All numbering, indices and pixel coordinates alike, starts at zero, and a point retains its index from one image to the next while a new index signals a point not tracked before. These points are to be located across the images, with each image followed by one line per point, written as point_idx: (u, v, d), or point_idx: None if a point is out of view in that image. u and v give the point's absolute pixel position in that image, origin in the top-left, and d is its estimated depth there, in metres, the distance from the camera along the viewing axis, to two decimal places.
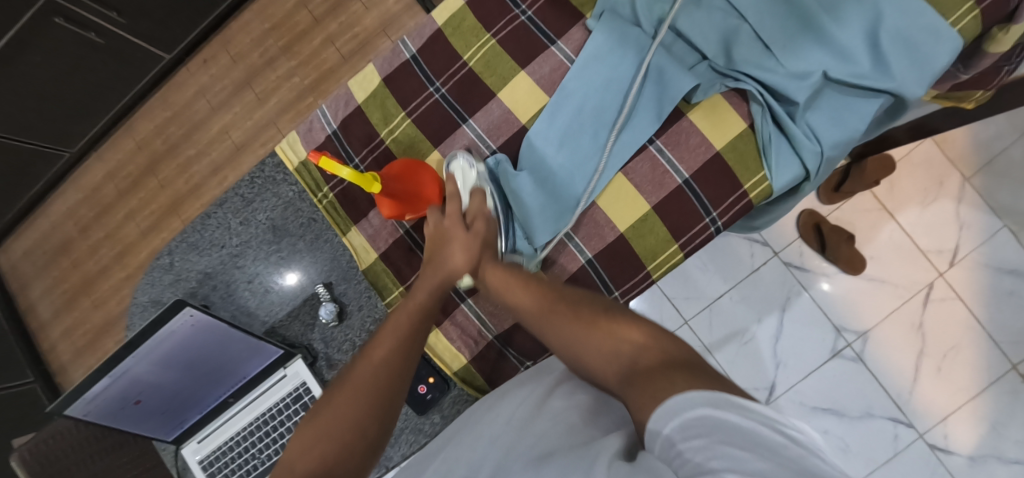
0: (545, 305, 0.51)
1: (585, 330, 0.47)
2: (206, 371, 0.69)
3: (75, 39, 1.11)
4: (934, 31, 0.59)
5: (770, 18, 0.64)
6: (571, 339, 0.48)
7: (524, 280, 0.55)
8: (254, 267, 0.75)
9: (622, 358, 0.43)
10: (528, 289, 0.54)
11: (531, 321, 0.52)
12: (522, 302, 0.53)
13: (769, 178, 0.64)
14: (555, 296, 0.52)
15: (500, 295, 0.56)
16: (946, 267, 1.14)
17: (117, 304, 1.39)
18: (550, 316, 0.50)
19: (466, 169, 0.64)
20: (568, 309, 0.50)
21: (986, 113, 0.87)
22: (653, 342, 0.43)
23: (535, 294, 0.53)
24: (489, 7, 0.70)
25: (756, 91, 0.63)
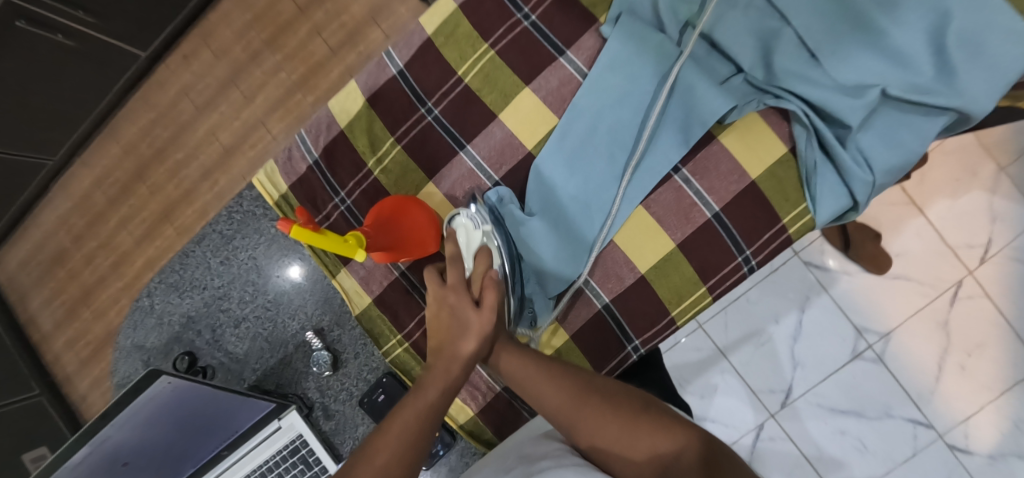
0: (573, 397, 0.44)
1: (621, 430, 0.42)
2: (196, 428, 0.64)
3: (43, 44, 1.00)
4: (1017, 34, 0.49)
5: (819, 21, 0.54)
6: (604, 439, 0.43)
7: (543, 366, 0.46)
8: (239, 311, 0.69)
9: (662, 457, 0.41)
10: (551, 377, 0.45)
11: (554, 417, 0.44)
12: (544, 392, 0.45)
13: (811, 211, 0.56)
14: (581, 384, 0.45)
15: (516, 382, 0.46)
16: (976, 264, 1.06)
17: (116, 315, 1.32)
18: (580, 412, 0.43)
19: (471, 231, 0.54)
20: (599, 402, 0.44)
21: None
22: (698, 441, 0.41)
23: (558, 381, 0.45)
24: (486, 10, 0.60)
25: (801, 111, 0.54)
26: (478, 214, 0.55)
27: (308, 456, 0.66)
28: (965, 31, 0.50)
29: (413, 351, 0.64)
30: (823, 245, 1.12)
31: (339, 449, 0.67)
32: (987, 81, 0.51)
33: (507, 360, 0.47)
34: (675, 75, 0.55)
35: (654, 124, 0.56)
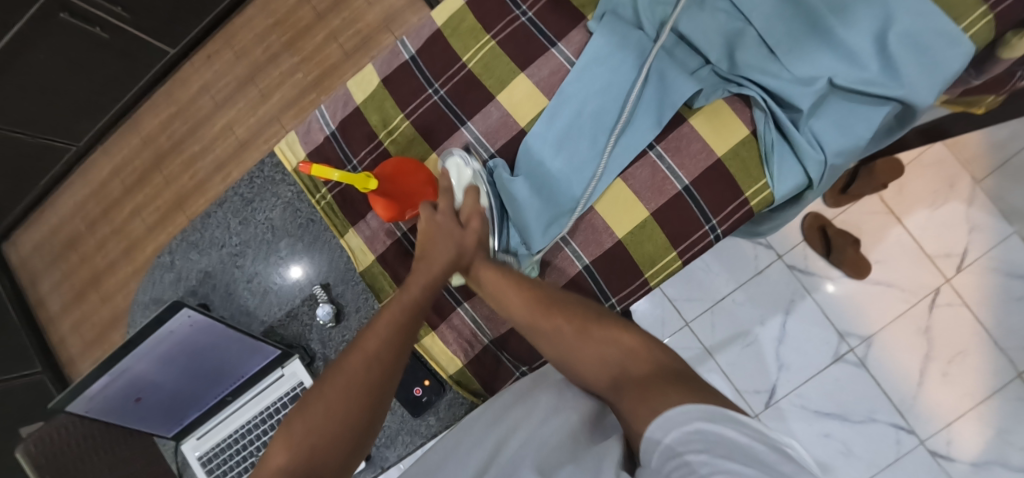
0: (533, 303, 0.51)
1: (575, 335, 0.49)
2: (207, 370, 0.70)
3: (77, 32, 1.08)
4: (946, 36, 0.57)
5: (776, 21, 0.63)
6: (562, 345, 0.49)
7: (512, 277, 0.54)
8: (253, 268, 0.75)
9: (609, 363, 0.46)
10: (517, 285, 0.53)
11: (517, 318, 0.52)
12: (511, 301, 0.52)
13: (770, 186, 0.63)
14: (543, 296, 0.52)
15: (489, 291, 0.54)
16: (953, 272, 1.10)
17: (124, 299, 1.28)
18: (539, 315, 0.50)
19: (462, 168, 0.64)
20: (558, 312, 0.50)
21: (999, 116, 0.83)
22: (642, 350, 0.46)
23: (524, 292, 0.52)
24: (489, 7, 0.69)
25: (760, 98, 0.63)
26: (471, 155, 0.64)
27: None
28: (905, 30, 0.58)
29: None
30: (806, 250, 1.17)
31: None
32: (924, 77, 0.59)
33: (482, 270, 0.55)
34: (648, 66, 0.63)
35: (630, 107, 0.64)
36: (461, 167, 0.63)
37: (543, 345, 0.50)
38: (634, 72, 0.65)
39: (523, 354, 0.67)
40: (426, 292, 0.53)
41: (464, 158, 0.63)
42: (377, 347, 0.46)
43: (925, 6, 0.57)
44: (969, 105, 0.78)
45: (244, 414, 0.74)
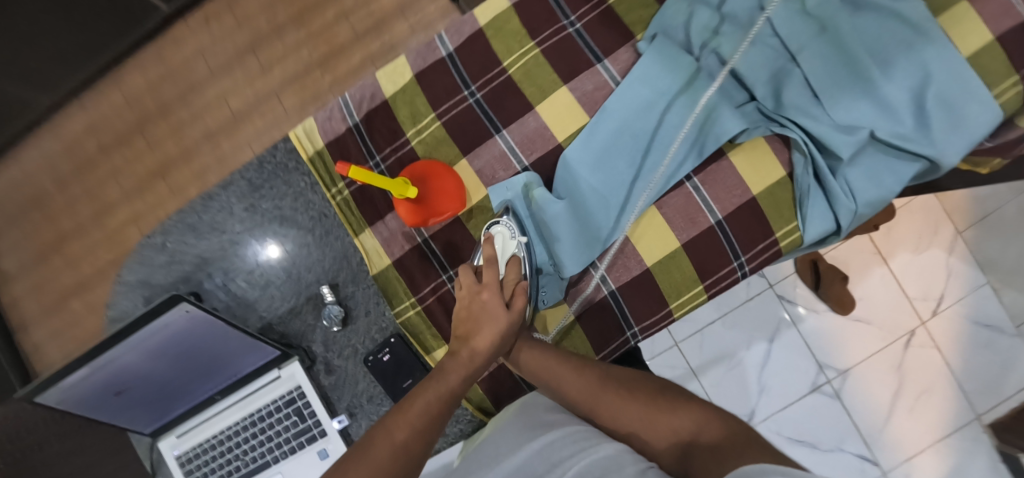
0: (592, 387, 0.50)
1: (641, 410, 0.47)
2: (197, 366, 0.65)
3: None
4: (980, 99, 0.58)
5: (823, 65, 0.62)
6: (627, 422, 0.47)
7: (565, 360, 0.53)
8: (256, 259, 0.71)
9: (681, 433, 0.44)
10: (572, 368, 0.52)
11: (577, 405, 0.50)
12: (566, 381, 0.51)
13: (800, 229, 0.63)
14: (602, 374, 0.51)
15: (539, 377, 0.53)
16: (928, 316, 1.15)
17: (89, 267, 1.16)
18: (602, 396, 0.49)
19: (507, 239, 0.60)
20: (619, 387, 0.49)
21: (1003, 177, 0.87)
22: (713, 417, 0.44)
23: (580, 372, 0.51)
24: (535, 12, 0.66)
25: (801, 140, 0.62)
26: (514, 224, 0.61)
27: (303, 407, 0.68)
28: (943, 92, 0.59)
29: (424, 314, 0.67)
30: (796, 281, 1.21)
31: (335, 404, 0.69)
32: (956, 138, 0.60)
33: (528, 357, 0.54)
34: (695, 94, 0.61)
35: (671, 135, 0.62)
36: (507, 238, 0.60)
37: (613, 428, 0.49)
38: (678, 99, 0.63)
39: None
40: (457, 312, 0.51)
41: (510, 228, 0.60)
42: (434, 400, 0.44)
43: (963, 75, 0.58)
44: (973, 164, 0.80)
45: (232, 414, 0.70)
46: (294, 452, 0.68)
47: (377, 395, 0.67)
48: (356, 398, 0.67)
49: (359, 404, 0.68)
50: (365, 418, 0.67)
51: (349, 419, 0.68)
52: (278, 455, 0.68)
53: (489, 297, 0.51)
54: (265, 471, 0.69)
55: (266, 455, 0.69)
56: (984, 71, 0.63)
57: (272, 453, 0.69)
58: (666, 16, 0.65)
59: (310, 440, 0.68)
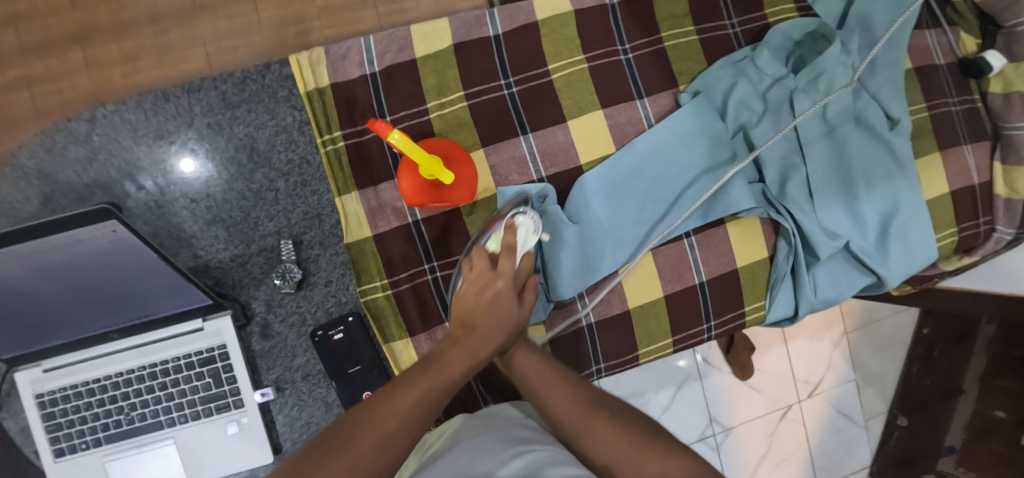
0: (585, 408, 0.45)
1: (629, 448, 0.41)
2: (103, 296, 0.53)
3: None
4: (924, 238, 0.68)
5: (823, 170, 0.68)
6: (617, 459, 0.41)
7: (557, 372, 0.48)
8: (206, 187, 0.60)
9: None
10: (562, 383, 0.47)
11: (561, 421, 0.45)
12: (557, 398, 0.46)
13: (765, 308, 0.68)
14: (593, 400, 0.46)
15: (527, 383, 0.48)
16: (805, 396, 1.31)
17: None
18: (592, 420, 0.44)
19: (531, 233, 0.55)
20: (611, 417, 0.44)
21: (908, 299, 1.01)
22: (712, 471, 0.38)
23: (571, 391, 0.46)
24: (594, 27, 0.64)
25: (792, 230, 0.66)
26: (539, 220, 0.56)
27: (222, 370, 0.59)
28: (903, 225, 0.68)
29: (392, 300, 0.60)
30: (712, 341, 1.30)
31: (261, 374, 0.61)
32: (901, 266, 0.69)
33: (520, 360, 0.49)
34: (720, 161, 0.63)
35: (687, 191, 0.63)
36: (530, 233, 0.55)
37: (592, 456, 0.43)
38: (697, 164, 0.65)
39: (498, 390, 0.63)
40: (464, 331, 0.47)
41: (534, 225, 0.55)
42: (420, 392, 0.40)
43: (919, 218, 0.68)
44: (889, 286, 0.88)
45: (129, 361, 0.58)
46: (197, 418, 0.59)
47: (315, 374, 0.61)
48: (289, 372, 0.61)
49: (291, 379, 0.61)
50: (294, 396, 0.61)
51: (274, 394, 0.61)
52: (174, 418, 0.59)
53: (504, 288, 0.48)
54: (154, 433, 0.59)
55: (160, 416, 0.59)
56: (937, 216, 0.72)
57: (169, 414, 0.59)
58: (710, 77, 0.66)
59: (220, 409, 0.59)
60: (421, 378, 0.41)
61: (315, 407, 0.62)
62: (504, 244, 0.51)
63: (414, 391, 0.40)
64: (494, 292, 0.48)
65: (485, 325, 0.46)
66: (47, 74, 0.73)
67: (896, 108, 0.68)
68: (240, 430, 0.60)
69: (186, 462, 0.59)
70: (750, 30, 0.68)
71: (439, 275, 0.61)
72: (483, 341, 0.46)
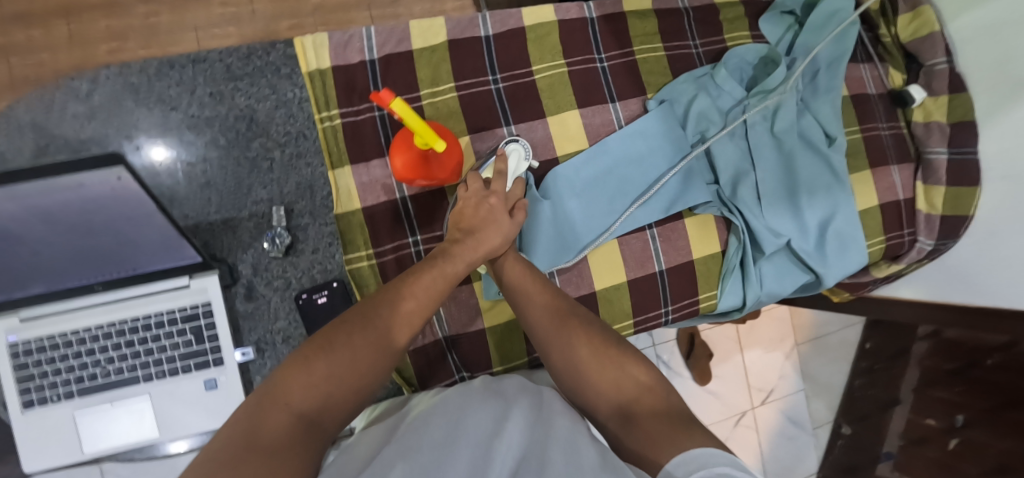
0: (558, 316, 0.50)
1: (591, 355, 0.47)
2: (93, 246, 0.54)
3: None
4: (855, 243, 0.77)
5: (770, 177, 0.76)
6: (575, 363, 0.47)
7: (546, 286, 0.54)
8: (204, 153, 0.63)
9: (623, 394, 0.45)
10: (543, 294, 0.53)
11: (541, 326, 0.50)
12: (535, 305, 0.52)
13: (717, 298, 0.75)
14: (567, 308, 0.51)
15: (515, 285, 0.54)
16: (759, 403, 1.39)
17: None
18: (567, 331, 0.49)
19: (520, 159, 0.65)
20: (580, 324, 0.49)
21: (850, 309, 1.10)
22: (658, 387, 0.45)
23: (550, 300, 0.52)
24: (575, 37, 0.72)
25: (742, 227, 0.73)
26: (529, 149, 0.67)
27: (205, 328, 0.61)
28: (837, 229, 0.76)
29: (376, 270, 0.64)
30: (674, 348, 1.35)
31: (243, 335, 0.64)
32: (837, 267, 0.77)
33: (515, 272, 0.56)
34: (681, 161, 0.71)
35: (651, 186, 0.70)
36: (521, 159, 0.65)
37: (555, 359, 0.48)
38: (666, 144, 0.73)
39: (470, 360, 0.67)
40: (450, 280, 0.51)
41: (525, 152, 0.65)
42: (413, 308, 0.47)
43: (851, 225, 0.77)
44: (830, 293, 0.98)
45: (110, 315, 0.59)
46: (174, 375, 0.61)
47: (295, 337, 0.64)
48: (270, 334, 0.63)
49: (271, 341, 0.64)
50: (273, 358, 0.64)
51: (254, 353, 0.63)
52: (151, 374, 0.60)
53: (497, 208, 0.56)
54: (130, 388, 0.60)
55: (136, 371, 0.60)
56: (868, 225, 0.81)
57: (146, 370, 0.60)
58: (674, 88, 0.74)
59: (199, 366, 0.61)
60: (412, 300, 0.47)
61: None
62: (497, 169, 0.60)
63: (424, 283, 0.49)
64: (487, 208, 0.56)
65: (483, 233, 0.55)
66: (26, 43, 0.75)
67: (833, 127, 0.77)
68: (216, 389, 0.61)
69: (159, 418, 0.60)
70: (711, 51, 0.77)
71: (421, 249, 0.65)
72: (480, 243, 0.54)
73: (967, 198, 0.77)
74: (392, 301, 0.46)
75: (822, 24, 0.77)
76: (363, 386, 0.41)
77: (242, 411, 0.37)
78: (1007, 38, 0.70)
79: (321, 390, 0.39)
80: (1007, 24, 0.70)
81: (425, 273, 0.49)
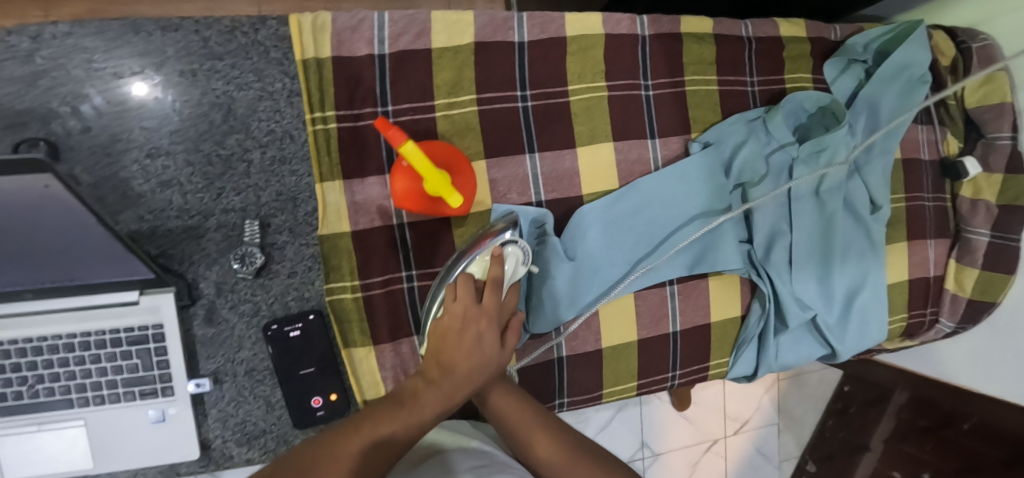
0: (566, 455, 0.45)
1: None
2: (21, 253, 0.45)
3: None
4: (878, 323, 0.72)
5: (806, 241, 0.69)
6: None
7: (538, 416, 0.47)
8: (166, 143, 0.52)
9: None
10: (545, 429, 0.46)
11: (543, 468, 0.45)
12: (539, 448, 0.45)
13: (728, 366, 0.69)
14: (576, 445, 0.46)
15: (507, 424, 0.47)
16: (731, 432, 1.38)
17: None
18: (576, 472, 0.44)
19: (519, 264, 0.54)
20: (594, 465, 0.44)
21: None
22: None
23: (554, 439, 0.46)
24: (622, 56, 0.62)
25: (768, 294, 0.67)
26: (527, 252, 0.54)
27: (153, 353, 0.52)
28: (862, 307, 0.71)
29: (360, 304, 0.56)
30: None
31: (199, 363, 0.55)
32: (855, 345, 0.72)
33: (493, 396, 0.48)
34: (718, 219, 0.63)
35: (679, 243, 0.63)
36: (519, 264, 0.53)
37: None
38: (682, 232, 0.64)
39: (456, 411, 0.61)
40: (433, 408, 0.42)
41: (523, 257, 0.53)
42: (378, 438, 0.38)
43: (878, 302, 0.72)
44: None
45: (41, 327, 0.50)
46: (116, 402, 0.52)
47: (260, 370, 0.56)
48: (231, 364, 0.55)
49: (232, 373, 0.55)
50: (233, 391, 0.55)
51: (211, 385, 0.54)
52: (86, 399, 0.52)
53: (489, 326, 0.47)
54: (61, 411, 0.51)
55: (69, 393, 0.51)
56: (894, 301, 0.76)
57: (81, 393, 0.52)
58: (723, 130, 0.65)
59: (146, 394, 0.53)
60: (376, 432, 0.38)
61: (254, 406, 0.56)
62: (491, 278, 0.49)
63: (384, 430, 0.39)
64: (475, 330, 0.46)
65: (463, 369, 0.44)
66: None
67: (880, 194, 0.71)
68: (163, 421, 0.54)
69: (95, 447, 0.53)
70: (768, 91, 0.68)
71: (415, 285, 0.57)
72: (459, 385, 0.44)
73: (999, 286, 0.73)
74: (342, 445, 0.36)
75: (892, 75, 0.69)
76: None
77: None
78: None
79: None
80: None
81: (387, 415, 0.40)
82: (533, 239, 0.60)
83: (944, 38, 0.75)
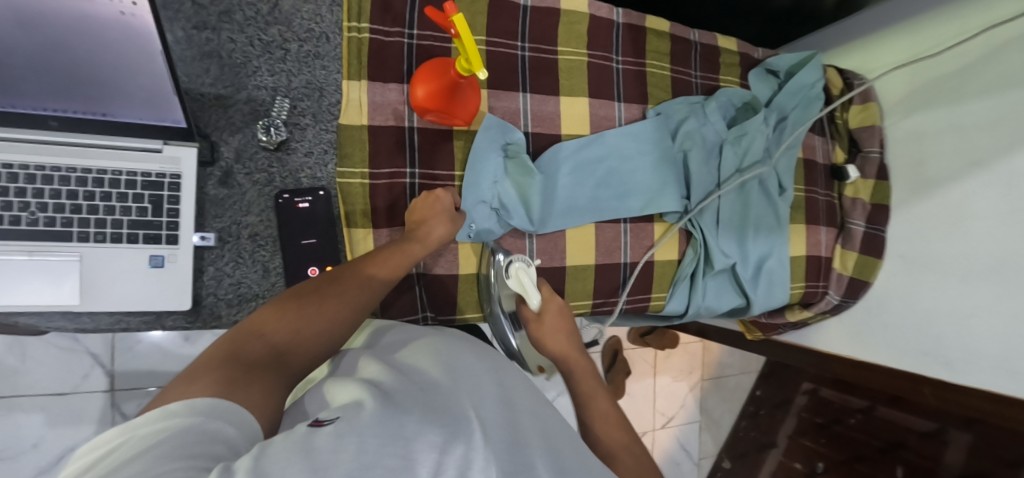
0: (570, 347, 0.60)
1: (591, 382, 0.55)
2: (69, 77, 0.49)
3: None
4: (781, 282, 0.87)
5: (730, 206, 0.85)
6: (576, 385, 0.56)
7: (568, 323, 0.63)
8: (213, 22, 0.60)
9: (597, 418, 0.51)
10: (566, 330, 0.62)
11: (554, 350, 0.60)
12: (557, 337, 0.61)
13: (665, 301, 0.83)
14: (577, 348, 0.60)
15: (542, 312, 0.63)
16: (660, 426, 1.39)
17: None
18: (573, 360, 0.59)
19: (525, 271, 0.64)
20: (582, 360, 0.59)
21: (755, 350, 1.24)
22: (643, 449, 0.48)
23: (568, 336, 0.61)
24: (601, 33, 0.77)
25: (700, 241, 0.82)
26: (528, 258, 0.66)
27: (166, 200, 0.56)
28: (771, 268, 0.86)
29: (366, 190, 0.64)
30: (598, 358, 1.31)
31: (206, 221, 0.60)
32: (766, 297, 0.87)
33: (578, 368, 0.58)
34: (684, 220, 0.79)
35: (659, 205, 0.77)
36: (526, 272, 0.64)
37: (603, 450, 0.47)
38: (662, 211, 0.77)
39: (435, 303, 0.69)
40: (420, 225, 0.61)
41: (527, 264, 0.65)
42: (379, 274, 0.52)
43: (783, 268, 0.87)
44: (744, 329, 1.10)
45: (57, 158, 0.52)
46: (118, 242, 0.55)
47: (263, 236, 0.62)
48: (237, 226, 0.61)
49: (236, 234, 0.61)
50: (233, 252, 0.61)
51: (214, 242, 0.59)
52: (88, 234, 0.54)
53: (445, 193, 0.64)
54: (60, 243, 0.52)
55: (72, 227, 0.53)
56: (793, 270, 0.94)
57: (83, 228, 0.53)
58: (672, 105, 0.81)
59: (149, 239, 0.56)
60: (383, 269, 0.53)
61: (251, 270, 0.61)
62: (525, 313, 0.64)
63: (387, 259, 0.54)
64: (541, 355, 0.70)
65: (425, 213, 0.62)
66: None
67: (787, 180, 0.88)
68: (161, 267, 0.56)
69: (85, 285, 0.53)
70: (708, 85, 0.87)
71: (416, 182, 0.66)
72: (418, 209, 0.62)
73: (871, 267, 0.92)
74: (361, 264, 0.52)
75: (796, 91, 0.88)
76: (326, 348, 0.44)
77: (221, 340, 0.39)
78: (923, 147, 0.87)
79: (294, 331, 0.42)
80: (929, 134, 0.86)
81: (393, 254, 0.56)
82: (501, 152, 0.70)
83: (836, 74, 0.98)
